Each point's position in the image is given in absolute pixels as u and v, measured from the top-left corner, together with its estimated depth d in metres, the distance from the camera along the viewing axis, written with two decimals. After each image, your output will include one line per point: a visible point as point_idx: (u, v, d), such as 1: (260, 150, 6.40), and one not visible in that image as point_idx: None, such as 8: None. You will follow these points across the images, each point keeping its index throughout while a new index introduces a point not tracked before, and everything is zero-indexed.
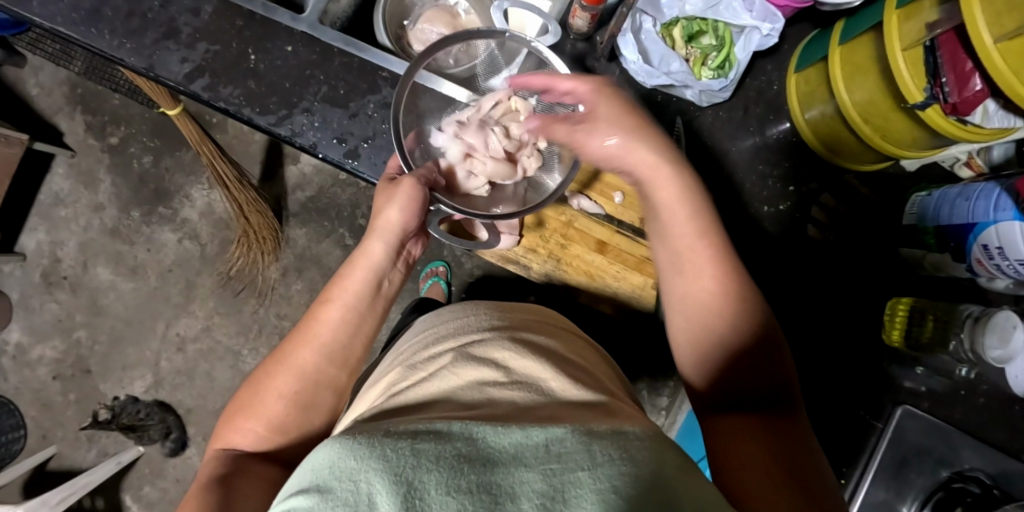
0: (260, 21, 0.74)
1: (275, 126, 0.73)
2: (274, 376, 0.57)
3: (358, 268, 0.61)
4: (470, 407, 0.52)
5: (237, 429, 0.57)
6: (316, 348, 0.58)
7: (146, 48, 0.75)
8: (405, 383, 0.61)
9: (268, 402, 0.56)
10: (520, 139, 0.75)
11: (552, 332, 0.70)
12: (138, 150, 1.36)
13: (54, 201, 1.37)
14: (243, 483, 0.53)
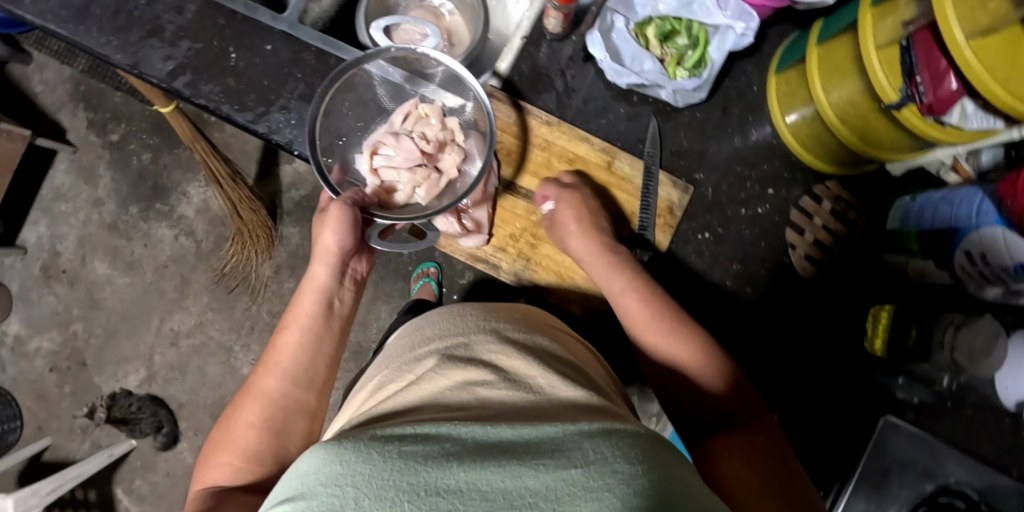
0: (241, 19, 0.75)
1: (253, 123, 0.74)
2: (242, 410, 0.60)
3: (309, 291, 0.68)
4: (459, 406, 0.51)
5: (214, 470, 0.57)
6: (277, 374, 0.62)
7: (131, 45, 0.77)
8: (393, 384, 0.60)
9: (241, 432, 0.58)
10: (435, 140, 0.77)
11: (544, 333, 0.69)
12: (137, 147, 1.38)
13: (56, 195, 1.39)
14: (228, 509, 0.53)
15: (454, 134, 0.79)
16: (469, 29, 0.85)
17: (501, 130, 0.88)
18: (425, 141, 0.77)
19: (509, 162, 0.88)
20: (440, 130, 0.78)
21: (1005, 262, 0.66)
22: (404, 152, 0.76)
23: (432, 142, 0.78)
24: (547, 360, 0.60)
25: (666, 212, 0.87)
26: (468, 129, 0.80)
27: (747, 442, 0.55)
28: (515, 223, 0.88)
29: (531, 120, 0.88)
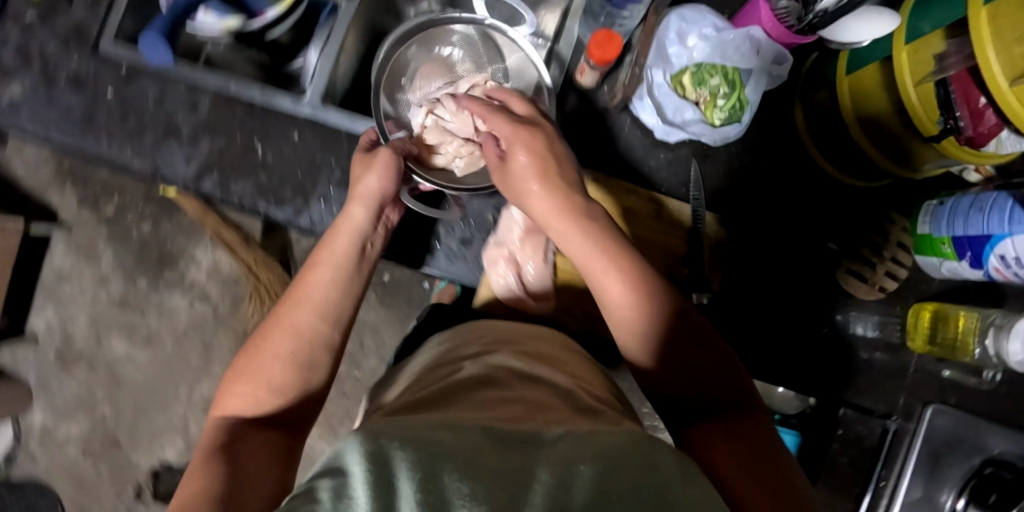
0: (261, 109, 0.74)
1: (294, 217, 0.72)
2: (267, 339, 0.56)
3: (346, 231, 0.63)
4: (480, 398, 0.49)
5: (232, 398, 0.54)
6: (310, 309, 0.58)
7: (147, 150, 0.74)
8: (422, 382, 0.57)
9: (270, 365, 0.55)
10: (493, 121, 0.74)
11: (547, 341, 0.65)
12: (134, 218, 1.34)
13: (58, 278, 1.35)
14: (243, 446, 0.49)
15: None
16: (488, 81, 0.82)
17: None
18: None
19: None
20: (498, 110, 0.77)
21: None
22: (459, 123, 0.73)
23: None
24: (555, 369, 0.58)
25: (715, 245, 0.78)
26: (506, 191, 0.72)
27: (731, 432, 0.47)
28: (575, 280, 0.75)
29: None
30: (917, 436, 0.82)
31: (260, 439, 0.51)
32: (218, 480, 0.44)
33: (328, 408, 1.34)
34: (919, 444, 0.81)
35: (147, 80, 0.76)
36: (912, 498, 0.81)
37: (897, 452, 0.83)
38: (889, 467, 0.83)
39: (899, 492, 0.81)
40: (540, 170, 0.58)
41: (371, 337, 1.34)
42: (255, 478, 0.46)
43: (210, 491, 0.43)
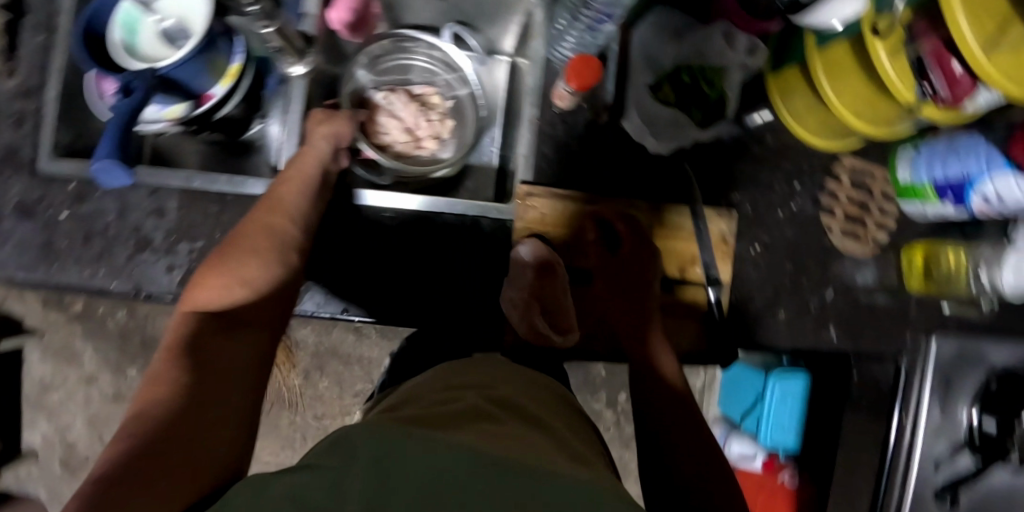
0: (233, 201, 0.70)
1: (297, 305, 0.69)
2: (244, 236, 0.61)
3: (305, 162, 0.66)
4: (469, 418, 0.45)
5: (200, 287, 0.56)
6: (284, 213, 0.63)
7: (122, 268, 0.70)
8: (419, 402, 0.52)
9: (243, 261, 0.59)
10: (429, 123, 0.76)
11: (532, 378, 0.60)
12: (107, 308, 1.28)
13: (41, 387, 1.29)
14: (210, 345, 0.51)
15: (444, 129, 0.77)
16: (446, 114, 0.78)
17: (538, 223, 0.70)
18: (424, 127, 0.76)
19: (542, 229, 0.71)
20: (441, 119, 0.77)
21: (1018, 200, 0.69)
22: (401, 116, 0.76)
23: (427, 126, 0.77)
24: (538, 403, 0.53)
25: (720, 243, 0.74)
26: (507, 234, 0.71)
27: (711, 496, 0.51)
28: (596, 308, 0.72)
29: (557, 200, 0.70)
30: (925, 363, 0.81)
31: (225, 333, 0.52)
32: (180, 368, 0.48)
33: None
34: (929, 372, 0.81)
35: (103, 194, 0.71)
36: (933, 423, 0.81)
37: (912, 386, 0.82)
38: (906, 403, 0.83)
39: (919, 421, 0.81)
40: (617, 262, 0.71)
41: None
42: (214, 374, 0.48)
43: (162, 388, 0.46)
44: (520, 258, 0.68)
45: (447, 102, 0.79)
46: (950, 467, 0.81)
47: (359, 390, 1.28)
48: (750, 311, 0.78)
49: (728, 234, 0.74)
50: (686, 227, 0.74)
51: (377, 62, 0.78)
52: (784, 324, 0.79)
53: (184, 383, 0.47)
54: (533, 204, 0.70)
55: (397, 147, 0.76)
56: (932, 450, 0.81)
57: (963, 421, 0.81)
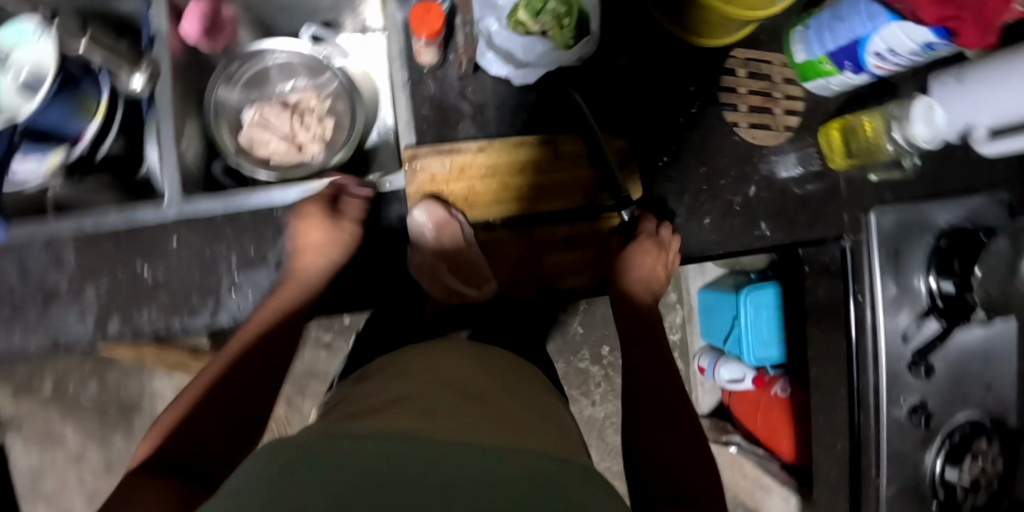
0: (128, 232, 0.69)
1: (215, 320, 0.67)
2: (219, 364, 0.58)
3: (298, 270, 0.65)
4: (404, 401, 0.47)
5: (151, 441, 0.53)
6: (263, 337, 0.60)
7: (37, 325, 0.68)
8: (355, 396, 0.53)
9: (214, 390, 0.56)
10: (310, 127, 0.77)
11: (492, 362, 0.61)
12: (78, 384, 1.27)
13: (33, 478, 1.27)
14: (141, 491, 0.45)
15: (327, 130, 0.78)
16: (326, 110, 0.79)
17: (435, 184, 0.67)
18: (304, 132, 0.77)
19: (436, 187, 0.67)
20: (320, 122, 0.78)
21: (910, 47, 0.66)
22: (282, 126, 0.77)
23: (307, 131, 0.77)
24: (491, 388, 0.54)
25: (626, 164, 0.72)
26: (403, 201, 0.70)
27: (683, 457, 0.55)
28: (510, 256, 0.69)
29: (446, 159, 0.67)
30: (872, 243, 0.85)
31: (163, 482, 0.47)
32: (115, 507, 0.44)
33: None
34: (876, 248, 0.85)
35: None
36: (890, 296, 0.84)
37: (862, 265, 0.86)
38: (860, 280, 0.86)
39: (878, 295, 0.84)
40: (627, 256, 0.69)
41: None
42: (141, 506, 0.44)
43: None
44: (416, 222, 0.66)
45: (325, 102, 0.79)
46: (913, 335, 0.85)
47: None
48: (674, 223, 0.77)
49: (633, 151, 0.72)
50: (588, 153, 0.69)
51: (240, 80, 0.78)
52: (711, 229, 0.78)
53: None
54: (421, 166, 0.67)
55: (284, 157, 0.76)
56: (898, 320, 0.85)
57: (921, 288, 0.84)
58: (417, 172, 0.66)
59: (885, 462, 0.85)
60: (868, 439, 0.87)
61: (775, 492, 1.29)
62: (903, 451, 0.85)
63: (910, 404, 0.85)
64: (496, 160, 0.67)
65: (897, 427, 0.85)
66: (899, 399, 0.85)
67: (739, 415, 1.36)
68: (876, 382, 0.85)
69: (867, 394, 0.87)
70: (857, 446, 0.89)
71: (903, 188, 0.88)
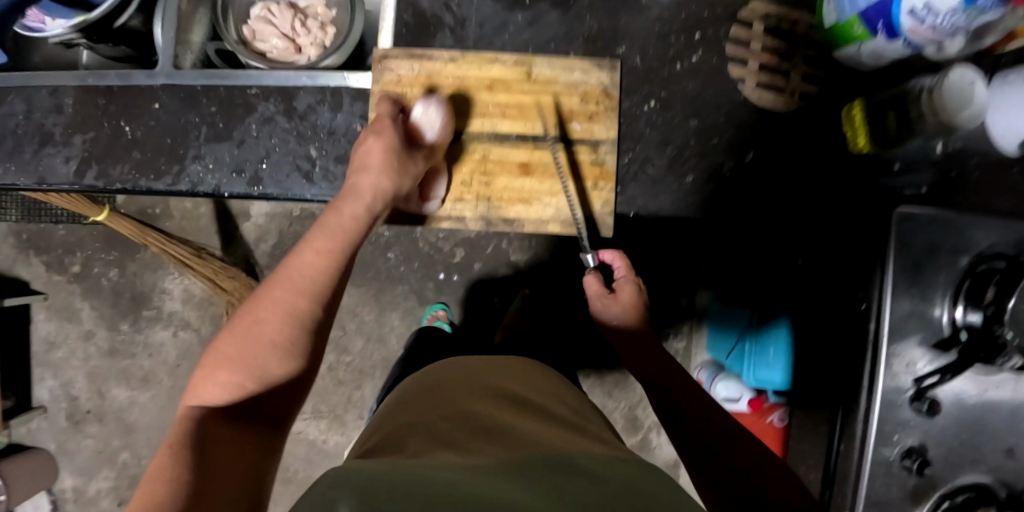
0: (121, 91, 0.73)
1: (175, 185, 0.70)
2: (277, 292, 0.56)
3: (359, 205, 0.63)
4: (455, 418, 0.52)
5: (211, 380, 0.52)
6: (322, 255, 0.59)
7: (29, 163, 0.74)
8: (411, 405, 0.58)
9: (272, 322, 0.54)
10: (311, 31, 0.79)
11: (511, 374, 0.64)
12: (101, 267, 1.36)
13: (48, 346, 1.39)
14: (216, 443, 0.47)
15: (326, 37, 0.79)
16: (329, 19, 0.81)
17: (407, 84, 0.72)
18: (305, 34, 0.79)
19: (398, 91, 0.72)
20: (321, 28, 0.80)
21: (949, 4, 0.57)
22: (284, 24, 0.79)
23: (307, 35, 0.79)
24: (517, 395, 0.58)
25: (601, 98, 0.75)
26: (366, 101, 0.70)
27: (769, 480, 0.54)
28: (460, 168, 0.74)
29: (415, 64, 0.72)
30: (889, 254, 0.67)
31: (230, 431, 0.49)
32: (180, 464, 0.44)
33: (329, 400, 1.33)
34: (893, 257, 0.66)
35: (12, 97, 0.75)
36: (898, 316, 0.67)
37: (873, 278, 0.68)
38: (868, 287, 0.68)
39: (886, 311, 0.67)
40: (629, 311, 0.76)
41: (352, 318, 1.32)
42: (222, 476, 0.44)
43: (162, 482, 0.42)
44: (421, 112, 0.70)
45: (331, 12, 0.81)
46: (920, 373, 0.68)
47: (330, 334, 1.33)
48: (650, 174, 0.75)
49: (610, 87, 0.75)
50: (561, 79, 0.74)
51: None
52: (693, 188, 0.75)
53: (194, 484, 0.42)
54: (390, 66, 0.72)
55: (280, 54, 0.78)
56: (902, 349, 0.68)
57: (940, 315, 0.67)
58: (384, 69, 0.71)
59: (859, 503, 0.70)
60: (845, 475, 0.71)
61: None
62: (884, 498, 0.69)
63: (903, 447, 0.69)
64: (463, 73, 0.73)
65: (881, 471, 0.69)
66: (892, 438, 0.69)
67: None
68: (866, 412, 0.69)
69: (853, 422, 0.70)
70: (829, 484, 0.73)
71: (944, 191, 0.71)
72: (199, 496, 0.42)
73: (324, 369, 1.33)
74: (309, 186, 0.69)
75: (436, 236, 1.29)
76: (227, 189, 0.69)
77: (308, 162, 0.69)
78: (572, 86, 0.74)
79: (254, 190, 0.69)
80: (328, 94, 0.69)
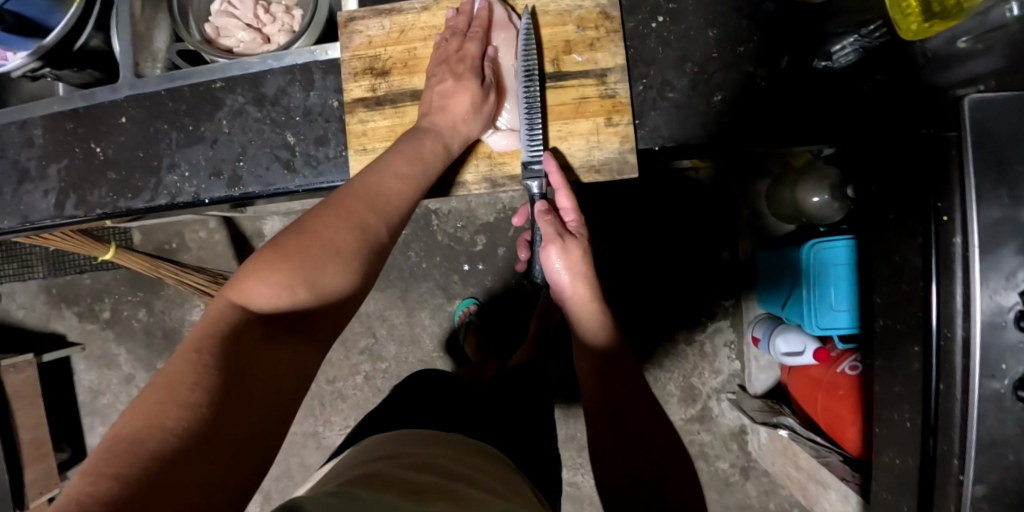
0: (87, 111, 0.68)
1: (154, 200, 0.66)
2: (347, 211, 0.54)
3: (438, 146, 0.62)
4: (416, 469, 0.54)
5: (259, 279, 0.49)
6: (401, 183, 0.58)
7: (10, 203, 0.69)
8: (367, 455, 0.58)
9: (341, 234, 0.52)
10: (276, 14, 0.71)
11: (457, 447, 0.63)
12: (130, 309, 1.34)
13: (93, 395, 1.38)
14: (251, 357, 0.45)
15: (293, 19, 0.72)
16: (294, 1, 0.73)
17: (381, 44, 0.65)
18: (269, 20, 0.71)
19: (370, 59, 0.65)
20: (287, 12, 0.72)
21: None
22: (247, 10, 0.71)
23: (274, 22, 0.71)
24: (464, 466, 0.59)
25: (599, 21, 0.68)
26: (338, 73, 0.65)
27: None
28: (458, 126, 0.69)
29: (385, 20, 0.65)
30: (966, 153, 0.56)
31: (266, 345, 0.46)
32: (208, 381, 0.42)
33: None
34: (970, 153, 0.55)
35: None
36: (988, 224, 0.56)
37: (950, 184, 0.57)
38: (948, 193, 0.58)
39: (972, 222, 0.56)
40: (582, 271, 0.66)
41: (382, 323, 1.27)
42: (239, 414, 0.42)
43: (173, 403, 0.41)
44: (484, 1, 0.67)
45: None
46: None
47: (364, 343, 1.28)
48: (671, 99, 0.68)
49: (608, 8, 0.68)
50: (551, 8, 0.68)
51: None
52: (723, 108, 0.68)
53: (199, 420, 0.41)
54: (359, 28, 0.65)
55: (246, 44, 0.71)
56: (998, 261, 0.56)
57: None
58: (351, 35, 0.65)
59: (970, 450, 0.59)
60: (949, 419, 0.60)
61: (832, 489, 0.99)
62: (1000, 439, 0.58)
63: (1015, 377, 0.57)
64: (441, 20, 0.66)
65: (993, 408, 0.58)
66: (999, 368, 0.57)
67: (798, 397, 1.10)
68: (966, 341, 0.58)
69: (950, 355, 0.59)
70: (931, 430, 0.63)
71: None
72: (200, 437, 0.40)
73: (361, 380, 1.28)
74: (291, 177, 0.64)
75: (456, 225, 1.23)
76: (208, 195, 0.64)
77: (287, 151, 0.64)
78: (567, 13, 0.68)
79: (238, 191, 0.64)
80: (296, 72, 0.64)
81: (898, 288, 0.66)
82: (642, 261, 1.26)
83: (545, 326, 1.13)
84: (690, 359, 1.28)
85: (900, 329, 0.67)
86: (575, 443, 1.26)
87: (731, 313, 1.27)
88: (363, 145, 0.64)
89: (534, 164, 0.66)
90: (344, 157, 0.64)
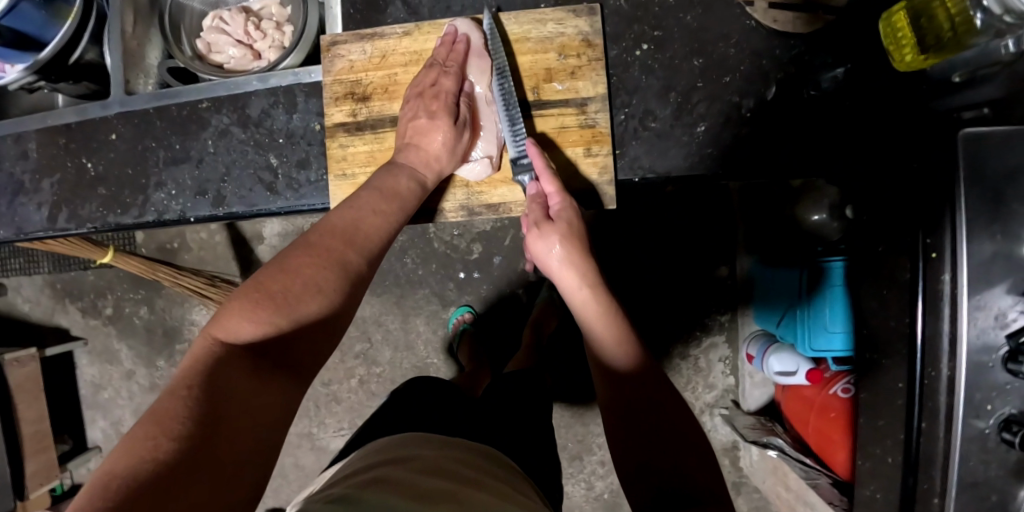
0: (79, 127, 0.69)
1: (141, 217, 0.67)
2: (326, 244, 0.55)
3: (405, 178, 0.63)
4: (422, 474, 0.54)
5: (240, 315, 0.50)
6: (382, 216, 0.59)
7: (4, 214, 0.71)
8: (371, 456, 0.58)
9: (320, 267, 0.53)
10: (266, 31, 0.72)
11: (463, 450, 0.63)
12: (132, 307, 1.37)
13: (94, 389, 1.41)
14: (234, 389, 0.45)
15: (283, 36, 0.72)
16: (284, 17, 0.73)
17: (360, 69, 0.66)
18: (260, 36, 0.71)
19: (354, 89, 0.66)
20: (278, 28, 0.72)
21: None
22: (237, 28, 0.71)
23: (264, 38, 0.72)
24: (468, 468, 0.59)
25: (580, 48, 0.68)
26: (320, 96, 0.66)
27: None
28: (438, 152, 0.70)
29: (366, 45, 0.66)
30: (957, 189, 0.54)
31: (250, 379, 0.47)
32: (193, 413, 0.42)
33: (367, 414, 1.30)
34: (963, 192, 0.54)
35: None
36: (978, 263, 0.55)
37: (943, 221, 0.56)
38: (937, 232, 0.56)
39: (962, 259, 0.55)
40: (575, 252, 0.64)
41: (377, 329, 1.28)
42: (225, 445, 0.42)
43: (162, 438, 0.40)
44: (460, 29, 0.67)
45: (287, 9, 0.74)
46: (1012, 327, 0.55)
47: (358, 347, 1.29)
48: (653, 129, 0.68)
49: (591, 35, 0.68)
50: (533, 35, 0.68)
51: None
52: (707, 138, 0.67)
53: (189, 451, 0.40)
54: (342, 52, 0.66)
55: (237, 59, 0.71)
56: (986, 300, 0.55)
57: None
58: (331, 62, 0.66)
59: (951, 488, 0.58)
60: (930, 458, 0.60)
61: None
62: (982, 479, 0.58)
63: (1000, 417, 0.56)
64: (421, 47, 0.67)
65: (975, 448, 0.57)
66: (983, 408, 0.56)
67: (790, 417, 1.09)
68: (951, 381, 0.57)
69: (934, 394, 0.58)
70: (912, 467, 0.62)
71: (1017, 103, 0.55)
72: (189, 465, 0.40)
73: (356, 383, 1.29)
74: (274, 198, 0.66)
75: (454, 232, 1.23)
76: (194, 213, 0.66)
77: (269, 173, 0.66)
78: (549, 40, 0.68)
79: (223, 212, 0.66)
80: (279, 95, 0.65)
81: (882, 323, 0.65)
82: (637, 274, 1.26)
83: (539, 335, 1.14)
84: (685, 372, 1.28)
85: (881, 364, 0.66)
86: (566, 452, 1.26)
87: (726, 328, 1.26)
88: (342, 169, 0.65)
89: (522, 159, 0.67)
90: (326, 182, 0.66)
